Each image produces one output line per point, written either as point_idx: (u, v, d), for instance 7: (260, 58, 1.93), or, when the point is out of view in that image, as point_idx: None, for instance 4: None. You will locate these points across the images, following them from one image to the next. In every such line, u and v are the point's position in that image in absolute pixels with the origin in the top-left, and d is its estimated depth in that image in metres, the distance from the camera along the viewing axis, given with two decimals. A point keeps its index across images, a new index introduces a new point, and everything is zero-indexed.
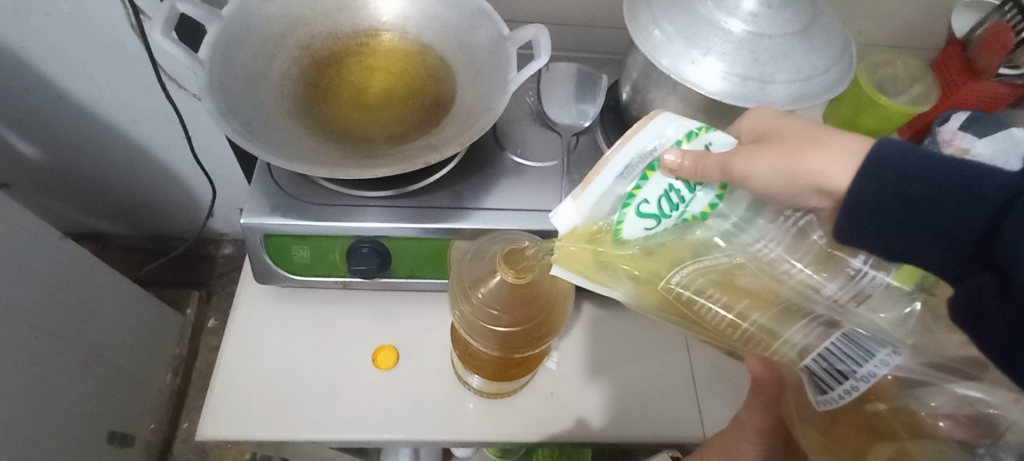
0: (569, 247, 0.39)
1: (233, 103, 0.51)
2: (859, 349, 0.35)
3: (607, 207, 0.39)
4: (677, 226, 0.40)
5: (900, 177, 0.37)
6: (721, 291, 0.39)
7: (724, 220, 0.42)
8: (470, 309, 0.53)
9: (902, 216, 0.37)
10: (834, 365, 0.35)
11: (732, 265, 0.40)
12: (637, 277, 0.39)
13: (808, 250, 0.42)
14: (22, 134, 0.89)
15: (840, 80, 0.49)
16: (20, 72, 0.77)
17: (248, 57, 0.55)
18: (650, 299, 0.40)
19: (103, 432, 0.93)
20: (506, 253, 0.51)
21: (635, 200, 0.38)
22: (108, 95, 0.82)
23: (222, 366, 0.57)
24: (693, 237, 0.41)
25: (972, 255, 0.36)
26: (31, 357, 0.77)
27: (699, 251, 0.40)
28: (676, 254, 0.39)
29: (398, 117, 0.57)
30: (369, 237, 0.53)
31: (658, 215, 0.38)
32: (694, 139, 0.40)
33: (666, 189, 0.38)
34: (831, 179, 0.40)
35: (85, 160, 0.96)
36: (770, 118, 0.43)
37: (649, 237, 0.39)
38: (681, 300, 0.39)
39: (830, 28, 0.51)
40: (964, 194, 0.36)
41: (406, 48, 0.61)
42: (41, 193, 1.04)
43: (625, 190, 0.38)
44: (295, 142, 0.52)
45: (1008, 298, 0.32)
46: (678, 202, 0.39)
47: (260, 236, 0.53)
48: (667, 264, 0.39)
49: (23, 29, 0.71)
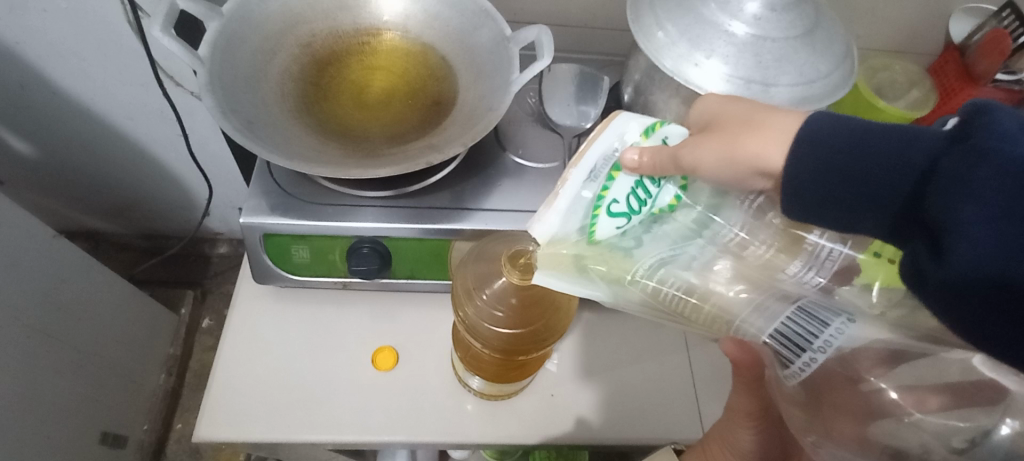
0: (548, 253, 0.40)
1: (233, 100, 0.50)
2: (813, 320, 0.35)
3: (581, 212, 0.40)
4: (649, 220, 0.41)
5: (833, 148, 0.36)
6: (697, 282, 0.39)
7: (689, 208, 0.42)
8: (473, 310, 0.53)
9: (841, 192, 0.36)
10: (792, 338, 0.35)
11: (702, 258, 0.40)
12: (616, 273, 0.40)
13: (772, 232, 0.42)
14: (17, 131, 0.88)
15: (844, 84, 0.49)
16: (15, 67, 0.76)
17: (248, 55, 0.54)
18: (632, 294, 0.40)
19: (97, 432, 0.92)
20: (508, 255, 0.51)
21: (605, 201, 0.39)
22: (104, 91, 0.81)
23: (221, 366, 0.56)
24: (663, 230, 0.41)
25: (907, 218, 0.35)
26: (22, 358, 0.76)
27: (674, 245, 0.40)
28: (649, 248, 0.40)
29: (399, 116, 0.57)
30: (369, 238, 0.53)
31: (631, 212, 0.40)
32: (652, 135, 0.41)
33: (633, 186, 0.40)
34: (770, 162, 0.38)
35: (79, 157, 0.95)
36: (715, 103, 0.43)
37: (625, 235, 0.40)
38: (657, 296, 0.39)
39: (832, 32, 0.51)
40: (895, 162, 0.35)
41: (407, 47, 0.61)
42: (35, 191, 1.03)
43: (593, 193, 0.40)
44: (296, 140, 0.51)
45: (938, 264, 0.31)
46: (646, 198, 0.40)
47: (260, 235, 0.52)
48: (644, 258, 0.39)
49: (20, 25, 0.70)
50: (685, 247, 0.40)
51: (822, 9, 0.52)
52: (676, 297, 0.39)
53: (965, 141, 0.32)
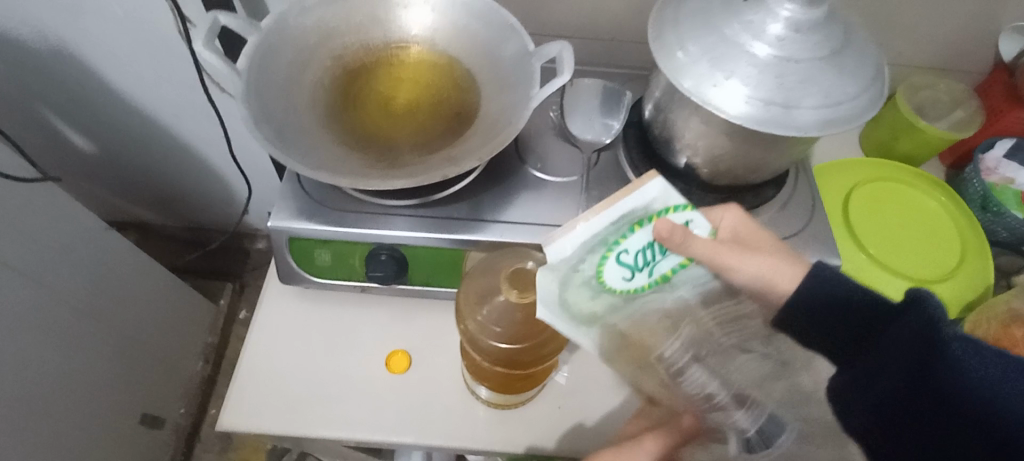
0: (548, 273, 0.43)
1: (266, 110, 0.53)
2: (776, 425, 0.41)
3: (591, 248, 0.43)
4: (644, 281, 0.43)
5: (814, 307, 0.42)
6: (663, 325, 0.43)
7: (683, 283, 0.44)
8: (475, 326, 0.54)
9: (816, 319, 0.42)
10: (758, 436, 0.41)
11: (668, 307, 0.44)
12: (590, 311, 0.43)
13: (734, 312, 0.45)
14: (79, 128, 0.96)
15: (874, 106, 0.47)
16: (78, 70, 0.83)
17: (283, 66, 0.57)
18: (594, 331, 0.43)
19: (136, 413, 0.97)
20: (509, 281, 0.53)
21: (618, 248, 0.43)
22: (156, 94, 0.86)
23: (244, 359, 0.59)
24: (649, 296, 0.43)
25: (853, 351, 0.41)
26: (72, 339, 0.82)
27: (641, 307, 0.43)
28: (626, 297, 0.43)
29: (422, 127, 0.58)
30: (389, 245, 0.55)
31: (636, 267, 0.43)
32: (678, 212, 0.44)
33: (645, 246, 0.43)
34: (782, 283, 0.44)
35: (132, 153, 1.02)
36: (737, 218, 0.47)
37: (621, 285, 0.43)
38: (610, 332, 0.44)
39: (864, 51, 0.49)
40: (860, 306, 0.41)
41: (434, 59, 0.62)
42: (94, 183, 1.11)
43: (612, 238, 0.43)
44: (322, 150, 0.54)
45: (872, 395, 0.38)
46: (651, 260, 0.43)
47: (286, 238, 0.55)
48: (615, 310, 0.43)
49: (84, 31, 0.76)
50: (660, 301, 0.44)
51: (855, 28, 0.50)
52: (623, 339, 0.44)
53: (902, 314, 0.38)
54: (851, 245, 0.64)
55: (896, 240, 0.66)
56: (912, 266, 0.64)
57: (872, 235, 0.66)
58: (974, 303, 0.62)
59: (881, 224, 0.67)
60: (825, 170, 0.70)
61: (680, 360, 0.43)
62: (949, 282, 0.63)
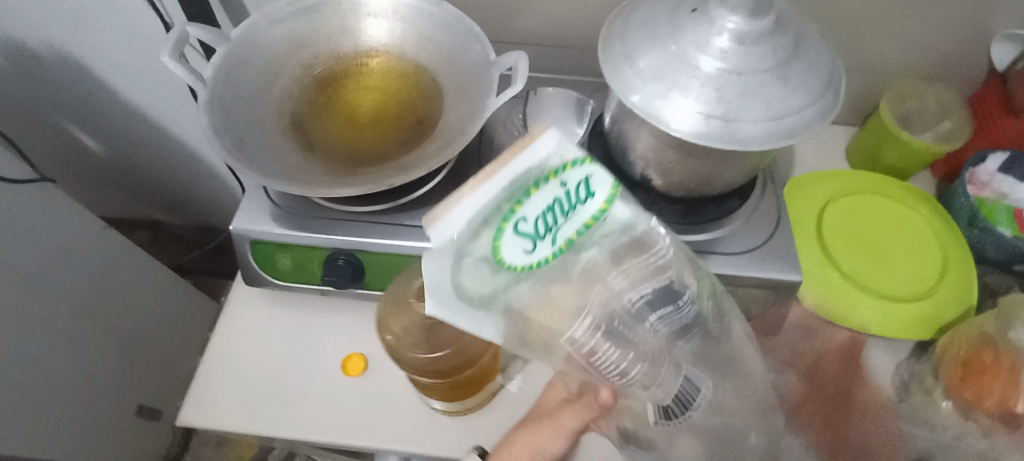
0: (433, 260, 0.35)
1: (228, 118, 0.55)
2: (690, 390, 0.42)
3: (482, 221, 0.35)
4: (543, 243, 0.36)
5: None
6: (559, 290, 0.37)
7: (586, 235, 0.37)
8: (395, 340, 0.55)
9: None
10: (681, 401, 0.41)
11: (566, 269, 0.37)
12: (485, 292, 0.36)
13: (644, 273, 0.39)
14: (89, 131, 1.01)
15: (822, 119, 0.46)
16: (83, 77, 0.87)
17: (251, 76, 0.59)
18: (494, 309, 0.36)
19: (132, 404, 1.01)
20: (415, 295, 0.56)
21: (514, 216, 0.35)
22: (155, 100, 0.90)
23: (209, 358, 0.61)
24: (555, 268, 0.36)
25: None
26: (69, 333, 0.86)
27: (545, 281, 0.36)
28: (527, 266, 0.35)
29: (383, 136, 0.60)
30: (346, 250, 0.56)
31: (536, 234, 0.36)
32: (576, 168, 0.36)
33: (544, 210, 0.36)
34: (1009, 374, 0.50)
35: (139, 156, 1.06)
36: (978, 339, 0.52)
37: (522, 257, 0.35)
38: (512, 311, 0.36)
39: (819, 63, 0.47)
40: None
41: (400, 69, 0.63)
42: (106, 183, 1.16)
43: (506, 207, 0.35)
44: (280, 157, 0.55)
45: None
46: (553, 224, 0.36)
47: (248, 243, 0.57)
48: (516, 289, 0.36)
49: (85, 42, 0.80)
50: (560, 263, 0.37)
51: (810, 38, 0.48)
52: (528, 323, 0.37)
53: None
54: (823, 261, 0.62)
55: (874, 259, 0.63)
56: (887, 283, 0.61)
57: (848, 251, 0.63)
58: (950, 323, 0.59)
59: (855, 239, 0.64)
60: (801, 182, 0.68)
61: (586, 329, 0.37)
62: (927, 300, 0.60)
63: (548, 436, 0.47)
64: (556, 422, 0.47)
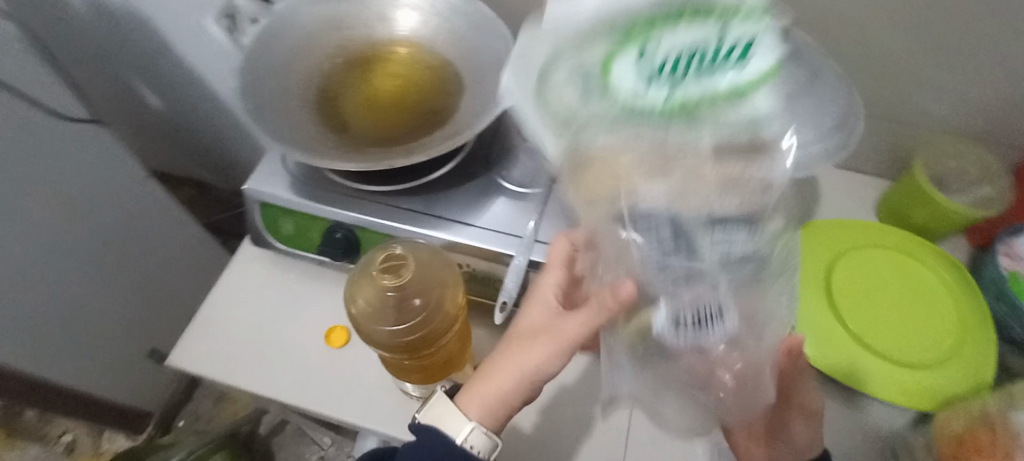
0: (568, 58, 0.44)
1: (257, 86, 0.59)
2: (713, 319, 0.37)
3: (626, 53, 0.40)
4: (659, 117, 0.37)
5: None
6: (654, 181, 0.36)
7: (710, 124, 0.36)
8: (359, 311, 0.53)
9: None
10: (697, 321, 0.37)
11: (665, 147, 0.37)
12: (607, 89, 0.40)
13: (747, 163, 0.36)
14: (151, 87, 1.09)
15: (826, 159, 0.44)
16: (150, 38, 0.94)
17: (286, 50, 0.63)
18: (570, 138, 0.41)
19: (144, 346, 1.07)
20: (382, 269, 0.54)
21: (658, 54, 0.39)
22: (210, 68, 0.96)
23: (206, 306, 0.64)
24: (684, 93, 0.37)
25: None
26: (96, 269, 0.92)
27: (674, 95, 0.37)
28: (625, 125, 0.38)
29: (397, 121, 0.62)
30: (344, 224, 0.58)
31: (673, 76, 0.38)
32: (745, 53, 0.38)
33: (696, 52, 0.38)
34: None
35: (192, 116, 1.13)
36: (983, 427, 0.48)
37: (634, 86, 0.39)
38: (585, 151, 0.39)
39: (832, 103, 0.46)
40: None
41: (426, 60, 0.65)
42: (162, 137, 1.25)
43: (657, 56, 0.39)
44: (296, 127, 0.58)
45: None
46: (703, 65, 0.38)
47: (258, 203, 0.60)
48: (653, 88, 0.38)
49: (155, 7, 0.86)
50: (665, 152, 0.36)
51: (829, 77, 0.47)
52: (600, 163, 0.38)
53: None
54: (823, 311, 0.59)
55: (879, 317, 0.59)
56: (892, 343, 0.58)
57: (852, 305, 0.60)
58: (958, 397, 0.55)
59: (866, 294, 0.61)
60: (817, 228, 0.66)
61: (650, 224, 0.36)
62: (933, 369, 0.56)
63: (540, 350, 0.45)
64: (555, 330, 0.45)
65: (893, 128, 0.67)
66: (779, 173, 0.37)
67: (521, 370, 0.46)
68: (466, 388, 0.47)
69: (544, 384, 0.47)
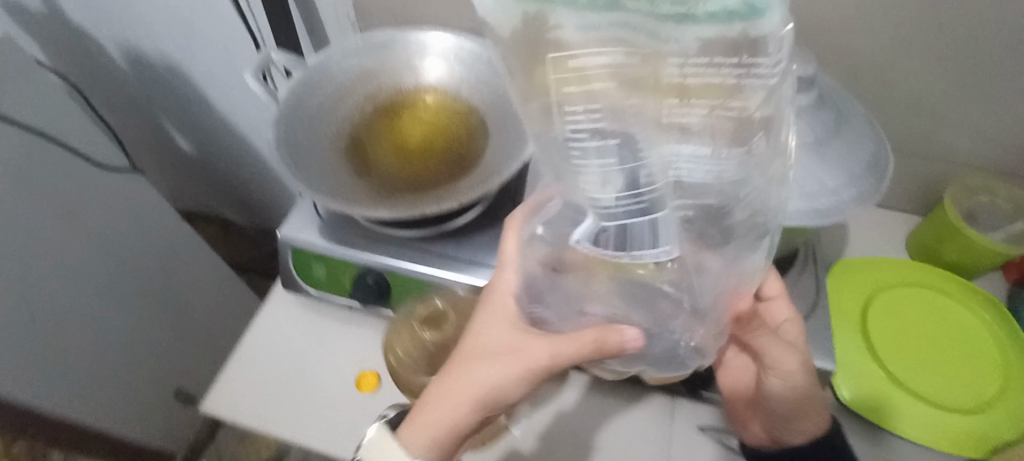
0: None
1: (292, 136, 0.61)
2: (643, 236, 0.39)
3: None
4: (634, 13, 0.34)
5: None
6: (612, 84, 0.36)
7: (694, 25, 0.34)
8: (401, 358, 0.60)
9: None
10: (622, 233, 0.40)
11: (629, 58, 0.35)
12: None
13: (711, 63, 0.35)
14: (183, 132, 1.13)
15: (861, 203, 0.44)
16: (184, 86, 0.98)
17: (319, 100, 0.65)
18: (530, 7, 0.35)
19: (171, 387, 1.07)
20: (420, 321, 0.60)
21: None
22: (240, 113, 0.98)
23: (239, 351, 0.65)
24: None
25: None
26: (125, 311, 0.93)
27: None
28: (590, 17, 0.34)
29: (426, 166, 0.63)
30: (375, 270, 0.59)
31: None
32: None
33: None
34: None
35: (220, 159, 1.17)
36: None
37: None
38: (541, 26, 0.35)
39: (862, 146, 0.46)
40: None
41: (454, 106, 0.67)
42: (192, 178, 1.29)
43: None
44: (330, 176, 0.60)
45: None
46: None
47: (290, 249, 0.62)
48: None
49: (191, 58, 0.90)
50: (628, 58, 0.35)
51: (862, 121, 0.47)
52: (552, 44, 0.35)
53: None
54: (859, 353, 0.58)
55: (920, 359, 0.58)
56: (935, 386, 0.56)
57: (890, 347, 0.59)
58: (1007, 444, 0.53)
59: (903, 333, 0.60)
60: (849, 265, 0.65)
61: (587, 114, 0.36)
62: (981, 414, 0.55)
63: (500, 374, 0.43)
64: (515, 351, 0.44)
65: (923, 165, 0.66)
66: (771, 85, 0.36)
67: (475, 396, 0.43)
68: (412, 414, 0.44)
69: (497, 409, 0.45)
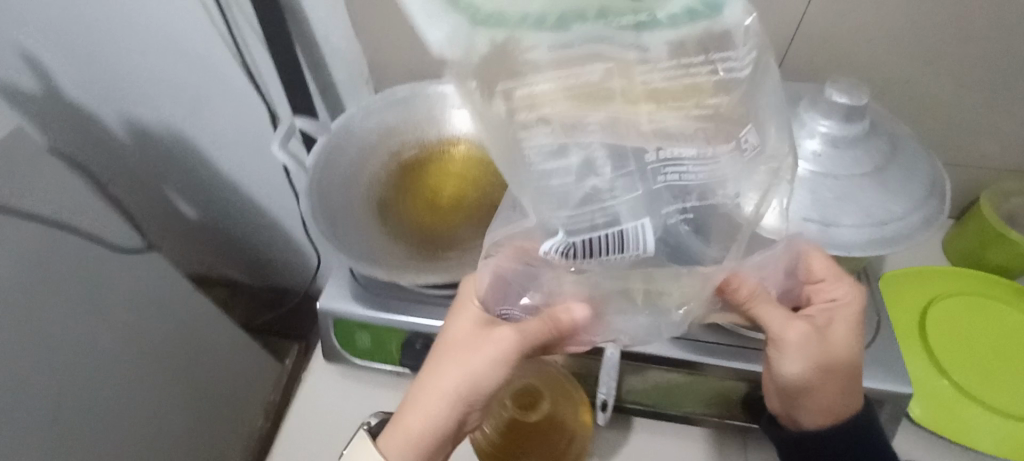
0: None
1: (325, 205, 0.60)
2: (614, 243, 0.36)
3: None
4: (602, 36, 0.36)
5: None
6: (567, 100, 0.36)
7: (669, 31, 0.37)
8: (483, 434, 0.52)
9: None
10: (596, 247, 0.36)
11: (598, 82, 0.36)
12: None
13: (675, 74, 0.37)
14: (188, 199, 1.10)
15: (927, 226, 0.44)
16: (190, 154, 0.96)
17: (346, 164, 0.64)
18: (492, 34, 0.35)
19: None
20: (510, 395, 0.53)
21: None
22: (250, 174, 0.97)
23: (285, 434, 0.61)
24: None
25: None
26: (144, 391, 0.87)
27: None
28: (562, 41, 0.36)
29: (461, 220, 0.62)
30: (423, 334, 0.57)
31: None
32: None
33: None
34: None
35: (227, 222, 1.14)
36: None
37: None
38: (511, 53, 0.36)
39: (917, 168, 0.46)
40: None
41: (480, 155, 0.66)
42: (197, 245, 1.26)
43: None
44: (368, 242, 0.59)
45: None
46: None
47: (331, 320, 0.59)
48: None
49: (197, 125, 0.88)
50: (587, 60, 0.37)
51: (907, 142, 0.47)
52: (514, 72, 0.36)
53: None
54: (930, 370, 0.57)
55: (990, 369, 0.57)
56: (1010, 395, 0.55)
57: (960, 359, 0.58)
58: None
59: (969, 343, 0.59)
60: (900, 278, 0.64)
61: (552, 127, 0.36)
62: None
63: (465, 366, 0.45)
64: (478, 344, 0.45)
65: (951, 172, 0.66)
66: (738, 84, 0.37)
67: (445, 393, 0.45)
68: (391, 422, 0.47)
69: (476, 403, 0.46)
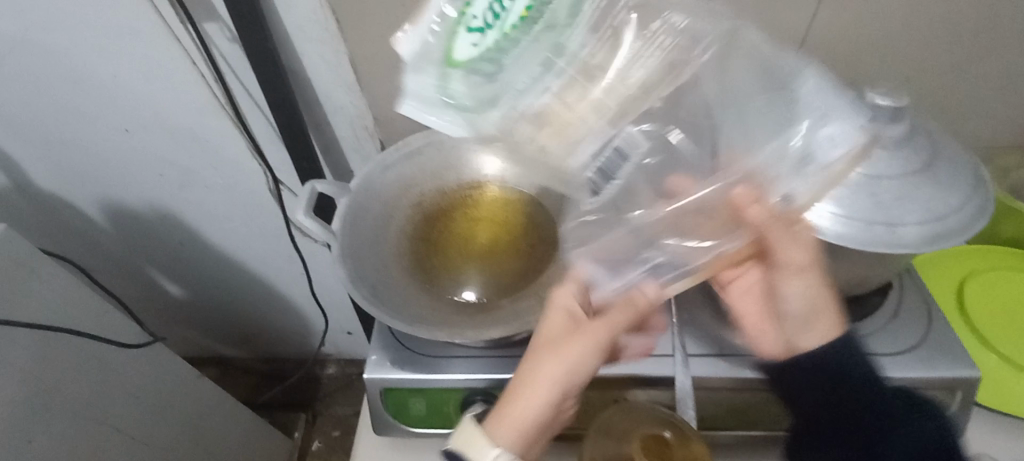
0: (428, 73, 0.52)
1: (360, 269, 0.57)
2: (619, 158, 0.48)
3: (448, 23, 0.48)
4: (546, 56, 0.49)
5: None
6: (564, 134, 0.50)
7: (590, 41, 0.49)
8: None
9: None
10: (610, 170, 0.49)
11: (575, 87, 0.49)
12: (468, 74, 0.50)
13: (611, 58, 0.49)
14: (173, 278, 1.03)
15: (983, 215, 0.45)
16: (178, 230, 0.90)
17: (370, 222, 0.61)
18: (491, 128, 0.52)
19: None
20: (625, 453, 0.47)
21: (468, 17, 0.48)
22: (245, 244, 0.92)
23: None
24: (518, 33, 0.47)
25: None
26: None
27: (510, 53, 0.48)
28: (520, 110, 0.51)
29: (501, 266, 0.60)
30: (482, 389, 0.54)
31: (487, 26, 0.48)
32: None
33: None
34: None
35: (218, 296, 1.07)
36: None
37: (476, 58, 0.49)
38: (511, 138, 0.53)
39: (955, 160, 0.47)
40: None
41: (508, 197, 0.65)
42: (183, 324, 1.18)
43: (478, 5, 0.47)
44: (411, 301, 0.56)
45: None
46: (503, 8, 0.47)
47: (380, 390, 0.55)
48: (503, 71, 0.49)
49: (187, 200, 0.84)
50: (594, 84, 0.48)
51: (936, 132, 0.49)
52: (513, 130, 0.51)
53: None
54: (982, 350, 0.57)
55: None
56: None
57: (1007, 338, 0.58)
58: None
59: (1011, 321, 0.60)
60: (928, 264, 0.65)
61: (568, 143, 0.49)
62: None
63: (568, 353, 0.45)
64: (583, 329, 0.46)
65: None
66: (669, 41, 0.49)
67: (551, 378, 0.45)
68: (496, 410, 0.46)
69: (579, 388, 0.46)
